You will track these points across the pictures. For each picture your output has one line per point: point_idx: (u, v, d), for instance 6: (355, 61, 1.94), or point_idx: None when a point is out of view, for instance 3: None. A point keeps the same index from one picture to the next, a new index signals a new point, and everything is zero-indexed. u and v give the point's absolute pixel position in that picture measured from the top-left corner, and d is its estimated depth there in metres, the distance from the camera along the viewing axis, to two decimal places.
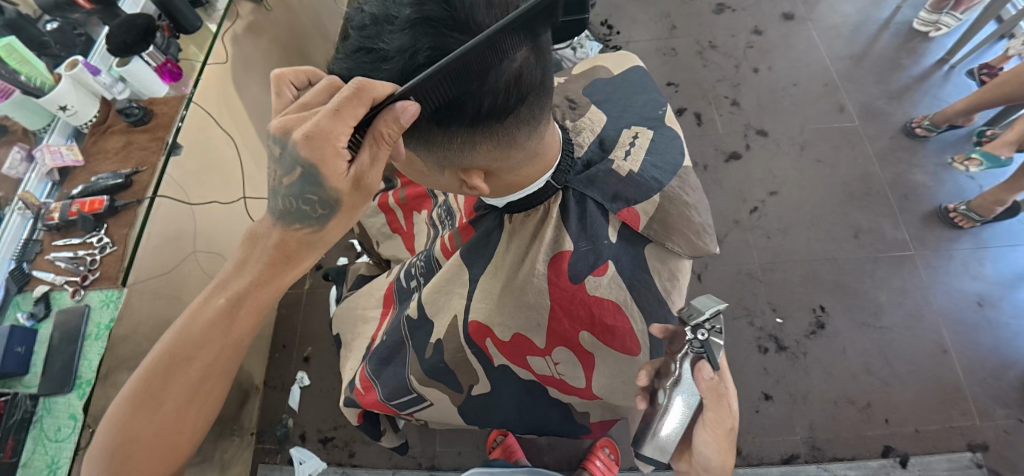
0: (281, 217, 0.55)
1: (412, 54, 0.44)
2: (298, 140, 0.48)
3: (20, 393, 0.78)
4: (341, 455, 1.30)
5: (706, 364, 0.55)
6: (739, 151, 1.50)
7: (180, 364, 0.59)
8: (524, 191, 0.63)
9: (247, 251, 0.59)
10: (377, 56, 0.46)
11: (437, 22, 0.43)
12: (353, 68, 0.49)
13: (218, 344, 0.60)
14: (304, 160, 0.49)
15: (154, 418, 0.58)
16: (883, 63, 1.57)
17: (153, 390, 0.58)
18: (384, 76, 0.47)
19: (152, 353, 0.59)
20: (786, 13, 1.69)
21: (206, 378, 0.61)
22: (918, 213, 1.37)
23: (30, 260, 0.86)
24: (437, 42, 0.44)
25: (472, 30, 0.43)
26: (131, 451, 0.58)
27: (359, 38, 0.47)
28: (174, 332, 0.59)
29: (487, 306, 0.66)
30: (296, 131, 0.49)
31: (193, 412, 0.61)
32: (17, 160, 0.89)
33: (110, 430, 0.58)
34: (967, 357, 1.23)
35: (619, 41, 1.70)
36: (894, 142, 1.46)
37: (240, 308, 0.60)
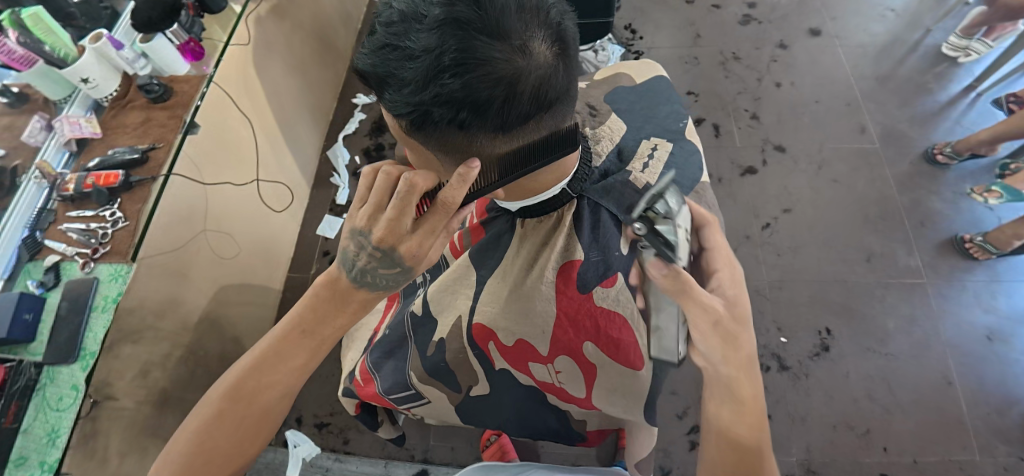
0: (366, 286, 0.60)
1: (438, 54, 0.42)
2: (405, 255, 0.55)
3: (25, 360, 0.78)
4: (335, 441, 1.31)
5: (657, 260, 0.54)
6: (756, 166, 1.48)
7: (263, 389, 0.62)
8: (539, 197, 0.63)
9: (327, 300, 0.62)
10: (402, 55, 0.44)
11: (467, 23, 0.42)
12: (374, 65, 0.46)
13: (295, 369, 0.63)
14: (407, 264, 0.56)
15: (234, 428, 0.62)
16: (909, 86, 1.54)
17: (236, 408, 0.62)
18: (406, 75, 0.44)
19: (235, 371, 0.62)
20: (813, 29, 1.67)
21: (282, 402, 0.64)
22: (933, 240, 1.36)
23: (43, 229, 0.87)
24: (467, 43, 0.42)
25: (502, 32, 0.42)
26: (211, 456, 0.61)
27: (384, 34, 0.45)
28: (257, 355, 0.63)
29: (493, 309, 0.67)
30: (400, 247, 0.54)
31: (267, 426, 0.64)
32: (37, 129, 0.91)
33: (190, 437, 0.61)
34: (972, 391, 1.21)
35: (642, 46, 1.68)
36: (914, 167, 1.44)
37: (323, 345, 0.64)
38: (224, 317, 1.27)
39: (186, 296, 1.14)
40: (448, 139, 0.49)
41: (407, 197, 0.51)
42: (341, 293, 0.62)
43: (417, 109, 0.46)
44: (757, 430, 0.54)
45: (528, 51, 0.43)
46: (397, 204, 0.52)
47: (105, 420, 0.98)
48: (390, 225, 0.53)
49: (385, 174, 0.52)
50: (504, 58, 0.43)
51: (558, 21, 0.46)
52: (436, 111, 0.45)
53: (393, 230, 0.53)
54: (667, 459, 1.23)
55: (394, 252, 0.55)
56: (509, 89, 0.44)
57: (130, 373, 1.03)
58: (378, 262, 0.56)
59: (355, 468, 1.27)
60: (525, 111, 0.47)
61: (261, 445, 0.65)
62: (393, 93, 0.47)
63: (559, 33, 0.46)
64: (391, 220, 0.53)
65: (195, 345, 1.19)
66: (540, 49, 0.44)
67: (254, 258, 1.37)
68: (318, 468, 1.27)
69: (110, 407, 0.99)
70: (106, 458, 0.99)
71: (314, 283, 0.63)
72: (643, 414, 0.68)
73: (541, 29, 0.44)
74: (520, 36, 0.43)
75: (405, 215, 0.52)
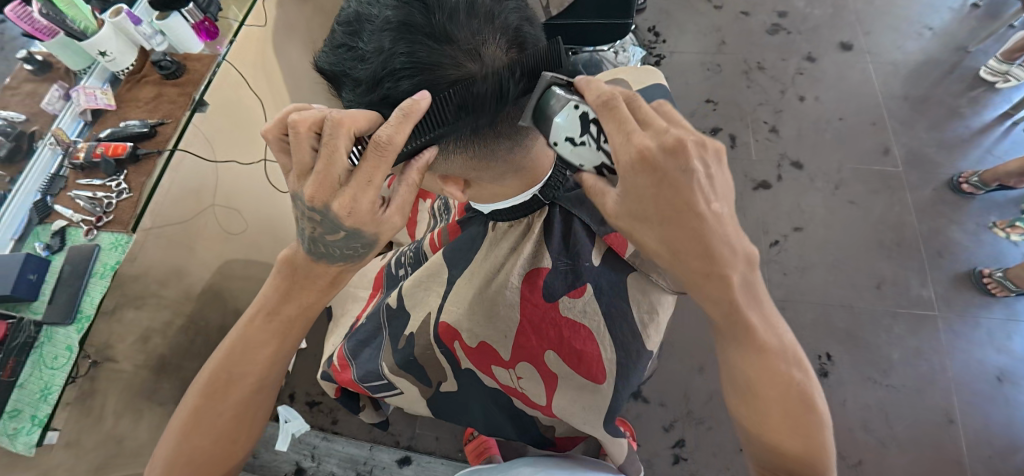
0: (323, 257, 0.58)
1: (388, 56, 0.48)
2: (341, 213, 0.51)
3: (25, 318, 0.82)
4: (325, 420, 1.34)
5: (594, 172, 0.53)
6: (770, 181, 1.44)
7: (233, 382, 0.65)
8: (509, 201, 0.68)
9: (289, 279, 0.62)
10: (356, 55, 0.50)
11: (415, 28, 0.47)
12: (332, 63, 0.52)
13: (261, 362, 0.65)
14: (349, 225, 0.53)
15: (211, 427, 0.65)
16: (940, 109, 1.48)
17: (213, 404, 0.65)
18: (359, 75, 0.50)
19: (206, 372, 0.65)
20: (845, 43, 1.60)
21: (258, 393, 0.67)
22: (949, 272, 1.30)
23: (53, 194, 0.90)
24: (414, 47, 0.47)
25: (450, 37, 0.48)
26: (193, 455, 0.65)
27: (342, 34, 0.51)
28: (224, 354, 0.65)
29: (459, 310, 0.70)
30: (333, 203, 0.51)
31: (246, 421, 0.67)
32: (56, 98, 0.95)
33: (172, 439, 0.65)
34: (975, 432, 1.17)
35: (664, 50, 1.65)
36: (937, 194, 1.38)
37: (288, 332, 0.65)
38: (227, 291, 1.31)
39: (190, 267, 1.17)
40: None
41: (332, 142, 0.48)
42: (303, 270, 0.62)
43: (371, 106, 0.52)
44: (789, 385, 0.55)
45: (477, 55, 0.49)
46: (324, 153, 0.49)
47: (104, 380, 1.02)
48: (319, 181, 0.50)
49: (293, 127, 0.49)
50: (454, 63, 0.48)
51: (513, 25, 0.51)
52: (388, 109, 0.51)
53: (324, 186, 0.50)
54: (649, 470, 1.22)
55: (329, 211, 0.52)
56: (458, 91, 0.50)
57: (131, 337, 1.06)
58: (322, 228, 0.54)
59: (341, 448, 1.29)
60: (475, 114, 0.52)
61: (247, 438, 0.69)
62: (350, 91, 0.53)
63: (512, 37, 0.51)
64: (319, 175, 0.50)
65: (197, 315, 1.23)
66: (487, 54, 0.50)
67: (260, 236, 1.40)
68: (305, 444, 1.30)
69: (109, 369, 1.03)
70: (103, 417, 1.04)
71: (272, 270, 0.63)
72: (604, 426, 0.68)
73: (490, 34, 0.49)
74: (468, 42, 0.48)
75: (336, 165, 0.49)
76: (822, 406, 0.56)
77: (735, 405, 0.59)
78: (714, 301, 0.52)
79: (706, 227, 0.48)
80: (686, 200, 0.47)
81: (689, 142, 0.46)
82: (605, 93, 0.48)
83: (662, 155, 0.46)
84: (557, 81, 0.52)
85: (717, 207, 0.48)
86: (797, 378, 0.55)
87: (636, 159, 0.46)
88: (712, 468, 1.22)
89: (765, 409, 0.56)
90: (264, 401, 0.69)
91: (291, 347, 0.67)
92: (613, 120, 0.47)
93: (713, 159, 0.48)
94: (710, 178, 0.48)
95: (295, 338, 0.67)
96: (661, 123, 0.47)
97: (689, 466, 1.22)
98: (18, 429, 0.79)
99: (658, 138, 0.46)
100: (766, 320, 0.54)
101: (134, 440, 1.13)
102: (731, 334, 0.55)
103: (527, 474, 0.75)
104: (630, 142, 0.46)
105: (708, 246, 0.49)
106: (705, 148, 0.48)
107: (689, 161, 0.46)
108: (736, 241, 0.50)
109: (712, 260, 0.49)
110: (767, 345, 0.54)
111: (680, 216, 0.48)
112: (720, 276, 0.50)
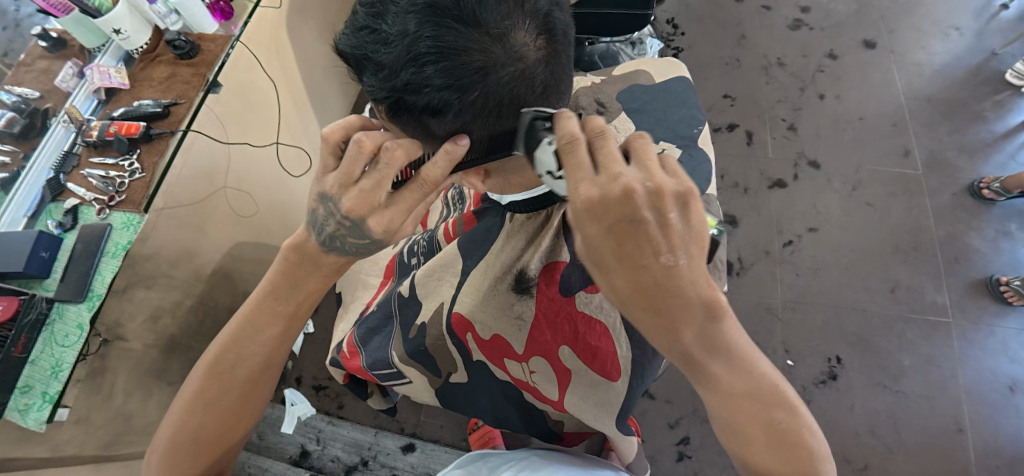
0: (335, 251, 0.59)
1: (412, 38, 0.46)
2: (374, 228, 0.55)
3: (38, 294, 0.83)
4: (330, 404, 1.35)
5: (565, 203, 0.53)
6: (785, 180, 1.42)
7: (240, 362, 0.65)
8: (528, 192, 0.67)
9: (296, 265, 0.62)
10: (378, 38, 0.49)
11: (442, 11, 0.46)
12: (354, 46, 0.51)
13: (269, 345, 0.65)
14: (376, 237, 0.56)
15: (217, 406, 0.65)
16: (963, 112, 1.45)
17: (217, 384, 0.65)
18: (381, 59, 0.49)
19: (212, 352, 0.65)
20: (868, 40, 1.57)
21: (263, 373, 0.67)
22: (964, 278, 1.28)
23: (66, 173, 0.90)
24: (440, 31, 0.46)
25: (477, 21, 0.46)
26: (199, 434, 0.65)
27: (365, 16, 0.49)
28: (231, 335, 0.65)
29: (472, 301, 0.69)
30: (370, 219, 0.55)
31: (252, 401, 0.68)
32: (70, 75, 0.95)
33: (177, 419, 0.65)
34: (984, 442, 1.16)
35: (682, 43, 1.61)
36: (956, 199, 1.36)
37: (296, 315, 0.66)
38: (237, 273, 1.31)
39: (202, 248, 1.18)
40: (424, 125, 0.53)
41: (387, 170, 0.52)
42: (311, 257, 0.62)
43: (392, 93, 0.50)
44: (767, 425, 0.52)
45: (504, 40, 0.47)
46: (377, 177, 0.52)
47: (114, 359, 1.03)
48: (363, 198, 0.53)
49: (357, 145, 0.51)
50: (481, 49, 0.47)
51: (543, 11, 0.50)
52: (410, 96, 0.50)
53: (367, 202, 0.54)
54: (653, 466, 1.22)
55: (364, 223, 0.55)
56: (485, 76, 0.48)
57: (141, 317, 1.07)
58: (346, 231, 0.56)
59: (346, 433, 1.30)
60: (500, 102, 0.51)
61: (252, 416, 0.69)
62: (371, 76, 0.51)
63: (542, 23, 0.50)
64: (365, 193, 0.53)
65: (206, 296, 1.23)
66: (516, 38, 0.48)
67: (271, 219, 1.40)
68: (310, 428, 1.31)
69: (120, 348, 1.04)
70: (112, 395, 1.05)
71: (279, 256, 0.63)
72: (616, 425, 0.68)
73: (518, 19, 0.48)
74: (497, 27, 0.47)
75: (383, 189, 0.53)
76: (815, 443, 0.52)
77: (719, 438, 0.56)
78: (672, 354, 0.50)
79: (656, 281, 0.46)
80: (633, 250, 0.46)
81: (636, 189, 0.44)
82: (566, 136, 0.48)
83: (608, 204, 0.45)
84: (541, 114, 0.52)
85: (671, 259, 0.46)
86: (779, 418, 0.52)
87: (582, 207, 0.46)
88: (715, 466, 1.22)
89: (746, 444, 0.53)
90: (270, 380, 0.69)
91: (298, 330, 0.68)
92: (570, 163, 0.47)
93: (671, 207, 0.45)
94: (666, 228, 0.45)
95: (301, 320, 0.67)
96: (616, 167, 0.46)
97: (693, 464, 1.22)
98: (28, 405, 0.80)
99: (606, 185, 0.45)
100: (734, 366, 0.51)
101: (143, 418, 1.14)
102: (696, 381, 0.53)
103: (534, 462, 0.78)
104: (576, 189, 0.46)
105: (655, 300, 0.47)
106: (661, 195, 0.45)
107: (636, 211, 0.45)
108: (692, 293, 0.47)
109: (664, 317, 0.47)
110: (737, 391, 0.51)
111: (628, 267, 0.46)
112: (673, 331, 0.48)
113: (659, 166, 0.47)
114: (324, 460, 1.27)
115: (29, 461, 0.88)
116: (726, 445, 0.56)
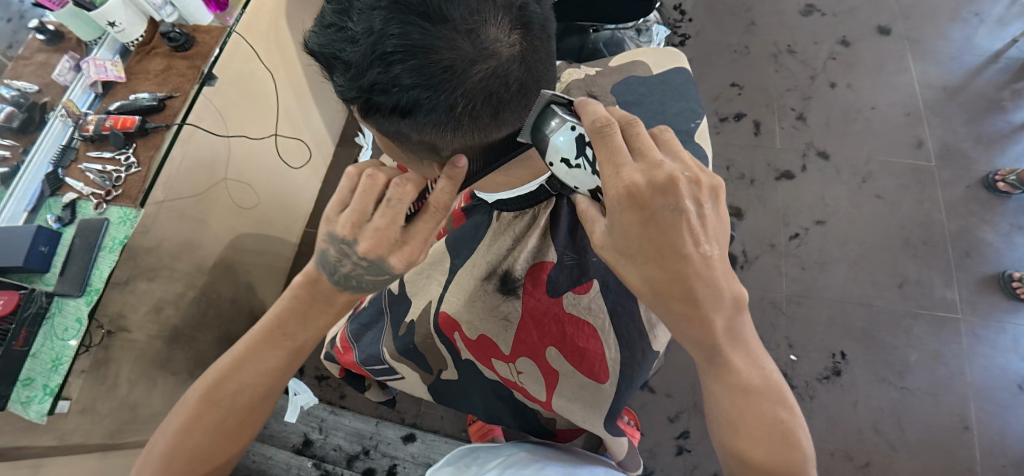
0: (347, 287, 0.61)
1: (378, 36, 0.45)
2: (397, 262, 0.58)
3: (37, 288, 0.84)
4: (333, 394, 1.37)
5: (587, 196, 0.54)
6: (793, 172, 1.39)
7: (240, 391, 0.64)
8: (513, 192, 0.67)
9: (308, 300, 0.63)
10: (345, 36, 0.48)
11: (408, 8, 0.45)
12: (322, 45, 0.50)
13: (271, 377, 0.65)
14: (397, 272, 0.59)
15: (212, 432, 0.64)
16: (979, 101, 1.40)
17: (214, 410, 0.64)
18: (349, 58, 0.48)
19: (210, 376, 0.64)
20: (882, 26, 1.52)
21: (262, 402, 0.66)
22: (976, 274, 1.25)
23: (65, 167, 0.90)
24: (406, 28, 0.45)
25: (445, 18, 0.45)
26: (191, 457, 0.64)
27: (332, 14, 0.49)
28: (233, 362, 0.64)
29: (459, 302, 0.70)
30: (389, 255, 0.57)
31: (248, 429, 0.67)
32: (67, 69, 0.95)
33: (171, 440, 0.64)
34: (990, 440, 1.14)
35: (689, 30, 1.57)
36: (970, 193, 1.32)
37: (304, 349, 0.66)
38: (239, 264, 1.32)
39: (204, 241, 1.18)
40: (396, 126, 0.52)
41: (398, 203, 0.55)
42: (324, 294, 0.63)
43: (361, 93, 0.49)
44: (772, 424, 0.54)
45: (475, 37, 0.46)
46: (389, 212, 0.55)
47: (118, 350, 1.04)
48: (379, 235, 0.56)
49: (371, 178, 0.55)
50: (449, 46, 0.45)
51: (517, 5, 0.48)
52: (379, 96, 0.49)
53: (383, 241, 0.56)
54: (651, 459, 1.22)
55: (384, 261, 0.57)
56: (455, 75, 0.47)
57: (144, 308, 1.08)
58: (366, 270, 0.58)
59: (348, 423, 1.32)
60: (473, 102, 0.49)
61: (244, 443, 0.68)
62: (341, 76, 0.50)
63: (516, 17, 0.48)
64: (380, 231, 0.56)
65: (209, 287, 1.24)
66: (487, 34, 0.46)
67: (273, 211, 1.41)
68: (313, 417, 1.33)
69: (123, 339, 1.05)
70: (117, 385, 1.07)
71: (293, 290, 0.64)
72: (604, 425, 0.68)
73: (490, 14, 0.46)
74: (465, 23, 0.45)
75: (398, 222, 0.56)
76: (807, 445, 0.55)
77: (717, 442, 0.57)
78: (699, 342, 0.53)
79: (694, 270, 0.50)
80: (673, 239, 0.49)
81: (680, 180, 0.49)
82: (599, 119, 0.50)
83: (654, 192, 0.49)
84: (557, 98, 0.53)
85: (706, 249, 0.50)
86: (781, 417, 0.54)
87: (625, 193, 0.49)
88: (715, 461, 1.21)
89: (750, 449, 0.55)
90: (268, 408, 0.68)
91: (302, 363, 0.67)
92: (606, 150, 0.50)
93: (707, 200, 0.50)
94: (703, 219, 0.50)
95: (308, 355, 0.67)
96: (655, 155, 0.50)
97: (692, 458, 1.22)
98: (30, 398, 0.81)
99: (650, 172, 0.49)
100: (751, 359, 0.55)
101: (148, 407, 1.16)
102: (712, 375, 0.55)
103: (522, 456, 0.78)
104: (619, 175, 0.49)
105: (692, 288, 0.50)
106: (699, 186, 0.50)
107: (680, 201, 0.49)
108: (722, 283, 0.51)
109: (695, 304, 0.50)
110: (749, 386, 0.54)
111: (666, 256, 0.49)
112: (703, 317, 0.51)
113: (690, 159, 0.52)
114: (326, 449, 1.29)
115: (36, 449, 0.91)
116: (723, 452, 0.57)
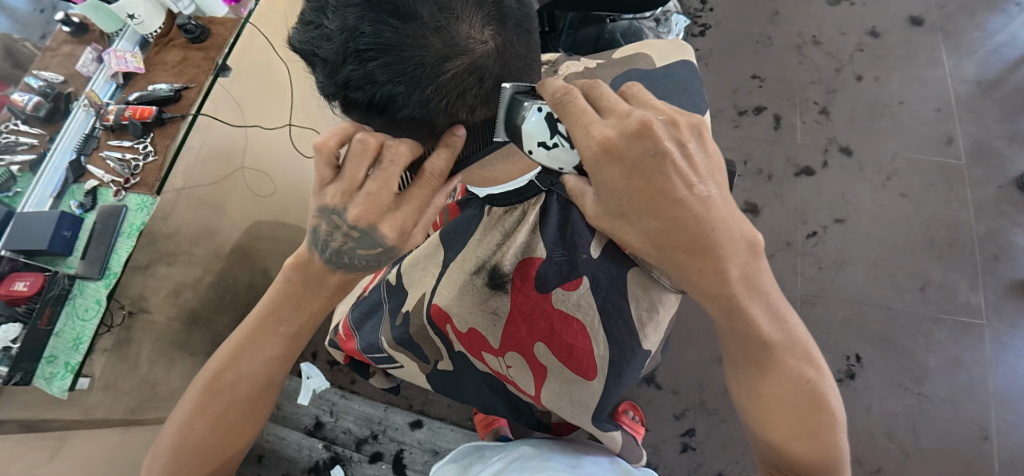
0: (340, 267, 0.59)
1: (350, 34, 0.46)
2: (386, 231, 0.54)
3: (60, 272, 0.88)
4: (344, 379, 1.40)
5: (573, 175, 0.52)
6: (813, 167, 1.35)
7: (241, 381, 0.66)
8: (505, 187, 0.68)
9: (300, 285, 0.62)
10: (322, 33, 0.48)
11: (379, 6, 0.45)
12: (302, 42, 0.51)
13: (267, 367, 0.66)
14: (389, 243, 0.55)
15: (215, 423, 0.67)
16: (1015, 97, 1.33)
17: (217, 401, 0.66)
18: (325, 54, 0.49)
19: (211, 369, 0.67)
20: (915, 17, 1.44)
21: (262, 392, 0.68)
22: (1004, 279, 1.20)
23: (88, 154, 0.94)
24: (377, 26, 0.45)
25: (415, 15, 0.45)
26: (197, 447, 0.67)
27: (311, 11, 0.49)
28: (231, 355, 0.66)
29: (450, 295, 0.71)
30: (378, 223, 0.54)
31: (251, 418, 0.69)
32: (90, 61, 0.99)
33: (177, 431, 0.67)
34: (1010, 451, 1.09)
35: (709, 19, 1.53)
36: (1002, 193, 1.25)
37: (298, 337, 0.66)
38: (255, 251, 1.35)
39: (222, 227, 1.22)
40: (375, 122, 0.53)
41: (391, 168, 0.51)
42: (313, 276, 0.61)
43: (338, 89, 0.50)
44: (796, 388, 0.57)
45: (445, 33, 0.46)
46: (381, 177, 0.52)
47: (139, 330, 1.09)
48: (371, 203, 0.53)
49: (361, 142, 0.50)
50: (419, 44, 0.46)
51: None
52: (354, 93, 0.49)
53: (374, 207, 0.53)
54: (656, 456, 1.22)
55: (373, 231, 0.54)
56: (427, 71, 0.47)
57: (164, 291, 1.12)
58: (355, 242, 0.55)
59: (358, 407, 1.35)
60: (447, 97, 0.49)
61: (250, 432, 0.71)
62: (321, 72, 0.51)
63: (490, 11, 0.48)
64: (371, 198, 0.53)
65: (226, 273, 1.28)
66: (458, 30, 0.46)
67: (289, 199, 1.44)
68: (325, 400, 1.37)
69: (144, 320, 1.10)
70: (137, 364, 1.11)
71: (283, 278, 0.63)
72: (592, 421, 0.72)
73: (462, 10, 0.46)
74: (435, 19, 0.45)
75: (389, 190, 0.53)
76: (836, 404, 0.58)
77: (743, 406, 0.61)
78: (717, 296, 0.52)
79: (696, 215, 0.48)
80: (665, 185, 0.48)
81: (653, 123, 0.47)
82: (558, 89, 0.49)
83: (627, 140, 0.47)
84: (519, 87, 0.52)
85: (703, 189, 0.48)
86: (808, 376, 0.57)
87: (599, 149, 0.47)
88: (720, 460, 1.20)
89: (775, 411, 0.58)
90: (271, 396, 0.70)
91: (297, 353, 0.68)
92: (573, 112, 0.48)
93: (689, 136, 0.49)
94: (689, 158, 0.48)
95: (302, 344, 0.68)
96: (622, 107, 0.49)
97: (698, 457, 1.21)
98: (53, 374, 0.86)
99: (619, 124, 0.48)
100: (773, 316, 0.55)
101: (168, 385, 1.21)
102: (737, 335, 0.56)
103: (528, 451, 0.79)
104: (589, 134, 0.48)
105: (690, 234, 0.49)
106: (677, 125, 0.49)
107: (659, 143, 0.47)
108: (732, 225, 0.49)
109: (706, 254, 0.49)
110: (774, 348, 0.56)
111: (659, 205, 0.48)
112: (720, 264, 0.50)
113: (665, 106, 0.50)
114: (336, 432, 1.33)
115: (63, 422, 0.99)
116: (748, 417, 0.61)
